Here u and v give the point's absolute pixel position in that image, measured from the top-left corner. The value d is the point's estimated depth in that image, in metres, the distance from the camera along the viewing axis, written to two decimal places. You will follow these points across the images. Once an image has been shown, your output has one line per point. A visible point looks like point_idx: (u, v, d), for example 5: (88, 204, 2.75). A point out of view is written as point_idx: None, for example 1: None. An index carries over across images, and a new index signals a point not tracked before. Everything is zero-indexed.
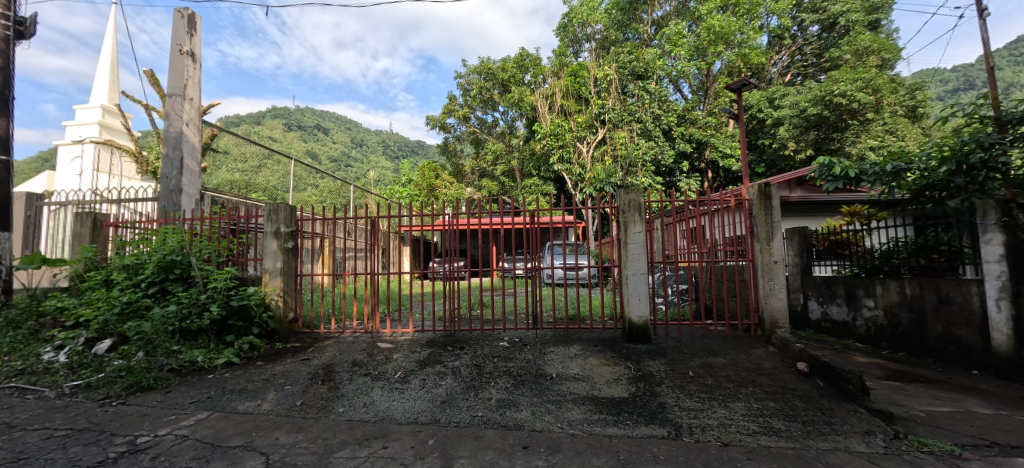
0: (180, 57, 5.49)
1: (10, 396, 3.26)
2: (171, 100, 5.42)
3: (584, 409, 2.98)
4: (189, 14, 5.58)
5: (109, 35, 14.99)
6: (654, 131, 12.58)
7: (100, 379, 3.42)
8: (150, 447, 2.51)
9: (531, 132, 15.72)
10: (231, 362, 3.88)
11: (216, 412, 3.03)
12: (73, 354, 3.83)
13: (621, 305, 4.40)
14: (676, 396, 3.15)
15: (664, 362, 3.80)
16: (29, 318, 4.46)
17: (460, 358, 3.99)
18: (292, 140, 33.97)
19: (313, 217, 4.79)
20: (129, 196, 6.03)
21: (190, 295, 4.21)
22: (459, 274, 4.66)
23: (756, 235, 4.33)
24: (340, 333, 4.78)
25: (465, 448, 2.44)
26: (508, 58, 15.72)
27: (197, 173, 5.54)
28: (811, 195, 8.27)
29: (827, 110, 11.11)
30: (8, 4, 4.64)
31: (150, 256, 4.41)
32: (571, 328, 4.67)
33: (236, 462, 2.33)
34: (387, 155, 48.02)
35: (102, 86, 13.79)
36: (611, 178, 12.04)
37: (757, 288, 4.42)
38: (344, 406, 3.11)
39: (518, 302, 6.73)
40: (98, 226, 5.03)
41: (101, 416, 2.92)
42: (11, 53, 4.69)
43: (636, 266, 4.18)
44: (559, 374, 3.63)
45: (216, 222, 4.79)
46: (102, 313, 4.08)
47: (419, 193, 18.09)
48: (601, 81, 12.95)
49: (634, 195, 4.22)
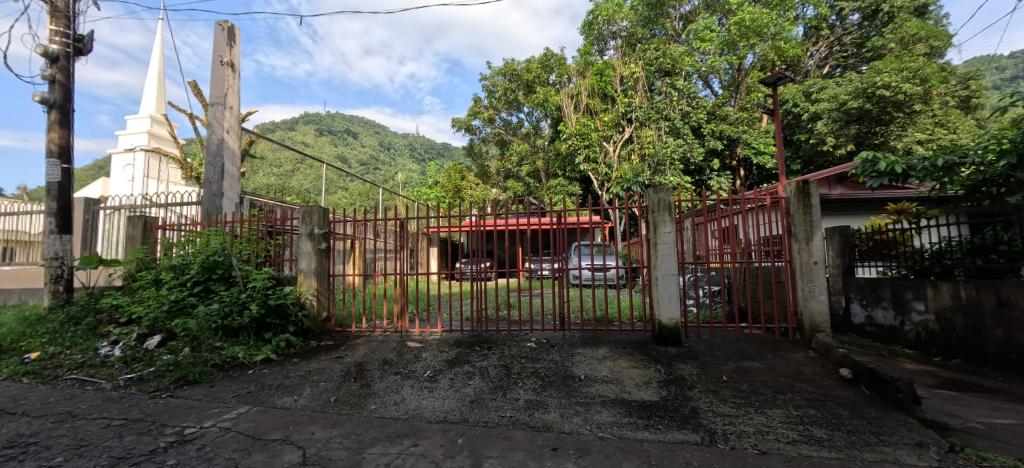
0: (220, 68, 5.76)
1: (73, 387, 3.51)
2: (213, 109, 5.70)
3: (613, 412, 2.93)
4: (229, 26, 5.87)
5: (157, 50, 15.95)
6: (683, 128, 12.30)
7: (152, 373, 3.64)
8: (196, 438, 2.65)
9: (556, 132, 15.65)
10: (269, 359, 4.04)
11: (255, 406, 3.16)
12: (126, 348, 4.08)
13: (651, 307, 4.30)
14: (709, 400, 3.05)
15: (696, 365, 3.69)
16: (88, 314, 4.79)
17: (488, 359, 4.01)
18: (323, 145, 35.13)
19: (344, 219, 4.91)
20: (175, 200, 6.38)
21: (231, 294, 4.39)
22: (487, 275, 4.64)
23: (794, 234, 4.15)
24: (371, 331, 4.90)
25: (494, 448, 2.44)
26: (532, 58, 15.72)
27: (236, 177, 5.81)
28: (852, 192, 7.88)
29: (870, 102, 10.54)
30: (68, 22, 4.99)
31: (195, 256, 4.65)
32: (599, 329, 4.61)
33: (275, 455, 2.42)
34: (412, 158, 48.95)
35: (150, 97, 14.69)
36: (639, 178, 11.85)
37: (795, 290, 4.23)
38: (376, 403, 3.18)
39: (546, 303, 6.73)
40: (148, 229, 5.34)
41: (153, 408, 3.10)
42: (71, 69, 5.06)
43: (667, 267, 4.08)
44: (587, 376, 3.59)
45: (255, 224, 5.00)
46: (152, 310, 4.32)
47: (446, 194, 18.38)
48: (628, 79, 12.74)
49: (664, 194, 4.12)
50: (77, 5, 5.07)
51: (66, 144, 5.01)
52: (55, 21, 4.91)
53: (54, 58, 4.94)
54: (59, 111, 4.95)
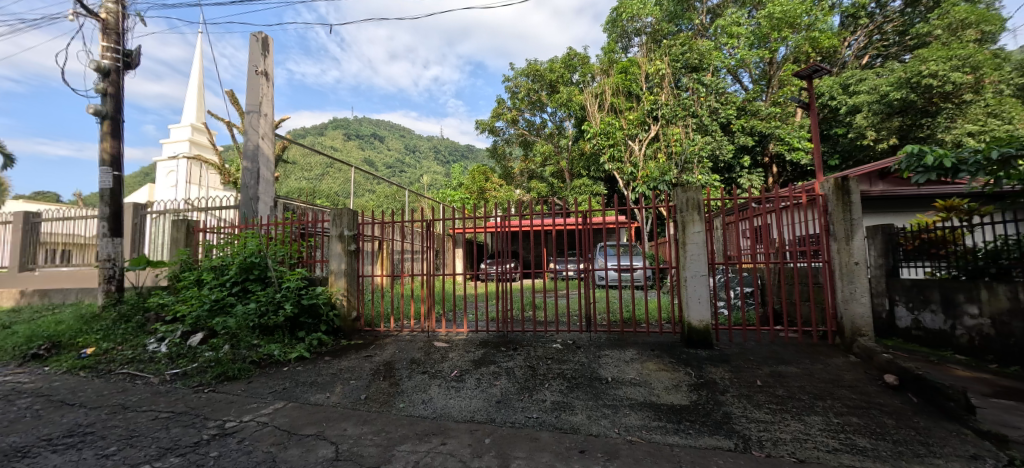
0: (256, 77, 6.02)
1: (125, 381, 3.74)
2: (249, 117, 5.96)
3: (642, 416, 2.87)
4: (263, 37, 6.12)
5: (196, 62, 16.78)
6: (712, 125, 12.02)
7: (195, 369, 3.83)
8: (237, 431, 2.77)
9: (580, 132, 15.54)
10: (303, 357, 4.18)
11: (290, 402, 3.27)
12: (172, 345, 4.30)
13: (680, 308, 4.20)
14: (743, 406, 2.94)
15: (728, 369, 3.58)
16: (137, 312, 5.08)
17: (514, 359, 4.02)
18: (351, 149, 36.12)
19: (373, 221, 5.02)
20: (215, 204, 6.68)
21: (267, 294, 4.57)
22: (512, 276, 4.65)
23: (832, 234, 3.96)
24: (399, 331, 5.00)
25: (521, 449, 2.44)
26: (556, 58, 15.69)
27: (271, 182, 6.04)
28: (896, 188, 7.45)
29: (914, 93, 9.96)
30: (118, 38, 5.33)
31: (233, 258, 4.86)
32: (626, 331, 4.54)
33: (310, 449, 2.50)
34: (437, 160, 49.60)
35: (191, 107, 15.49)
36: (666, 176, 11.61)
37: (833, 291, 4.04)
38: (404, 401, 3.23)
39: (572, 305, 6.69)
40: (190, 232, 5.62)
41: (196, 402, 3.26)
42: (121, 82, 5.39)
43: (696, 268, 3.97)
44: (614, 378, 3.54)
45: (288, 227, 5.19)
46: (195, 309, 4.54)
47: (471, 196, 18.56)
48: (653, 76, 12.53)
49: (693, 193, 4.01)
50: (126, 22, 5.40)
51: (117, 153, 5.35)
52: (107, 37, 5.25)
53: (106, 72, 5.29)
54: (111, 122, 5.29)
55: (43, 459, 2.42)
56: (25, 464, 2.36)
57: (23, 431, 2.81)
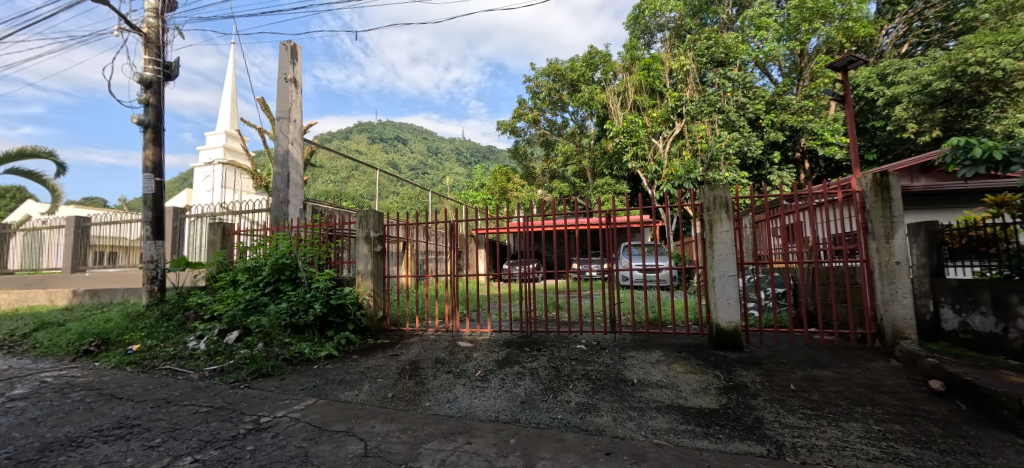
0: (285, 84, 6.23)
1: (167, 376, 3.94)
2: (279, 123, 6.18)
3: (669, 419, 2.82)
4: (292, 46, 6.33)
5: (229, 71, 17.49)
6: (739, 121, 11.69)
7: (231, 366, 4.00)
8: (271, 426, 2.87)
9: (602, 131, 15.37)
10: (332, 355, 4.30)
11: (321, 399, 3.37)
12: (210, 342, 4.51)
13: (707, 310, 4.10)
14: (776, 410, 2.85)
15: (759, 372, 3.47)
16: (178, 311, 5.35)
17: (538, 360, 4.01)
18: (375, 152, 36.90)
19: (398, 223, 5.11)
20: (248, 207, 6.95)
21: (298, 294, 4.72)
22: (534, 276, 4.64)
23: (871, 232, 3.78)
24: (423, 331, 5.06)
25: (546, 450, 2.44)
26: (577, 57, 15.59)
27: (300, 185, 6.24)
28: (940, 183, 7.04)
29: (960, 82, 9.38)
30: (159, 51, 5.62)
31: (266, 259, 5.04)
32: (651, 332, 4.47)
33: (340, 445, 2.57)
34: (458, 161, 50.06)
35: (225, 115, 16.16)
36: (691, 174, 11.34)
37: (872, 292, 3.87)
38: (429, 400, 3.28)
39: (595, 306, 6.65)
40: (226, 234, 5.87)
41: (233, 397, 3.41)
42: (162, 93, 5.68)
43: (724, 268, 3.86)
44: (640, 380, 3.49)
45: (317, 229, 5.36)
46: (230, 308, 4.74)
47: (492, 197, 18.64)
48: (677, 72, 12.29)
49: (720, 191, 3.90)
50: (166, 35, 5.69)
51: (159, 160, 5.64)
52: (148, 50, 5.54)
53: (148, 84, 5.58)
54: (153, 131, 5.58)
55: (95, 448, 2.58)
56: (80, 453, 2.52)
57: (77, 422, 3.00)
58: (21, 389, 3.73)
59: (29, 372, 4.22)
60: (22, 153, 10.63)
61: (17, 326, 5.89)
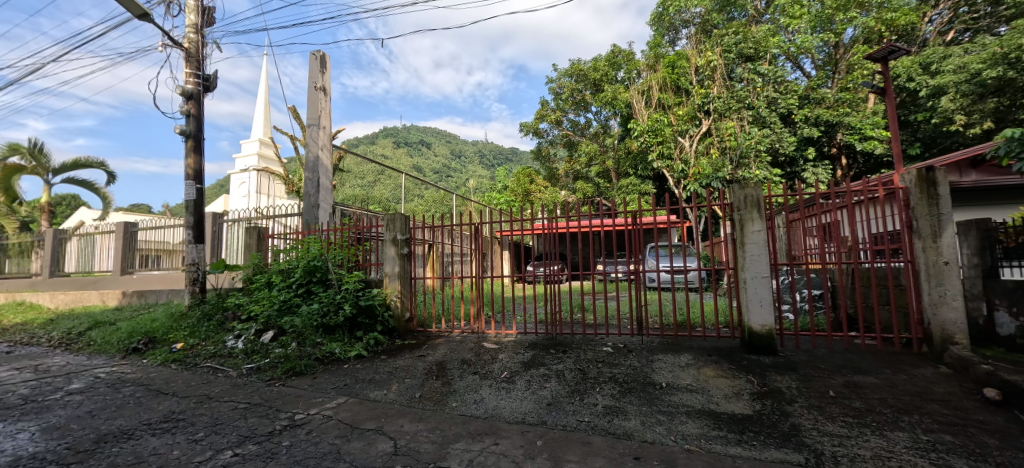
0: (315, 92, 6.44)
1: (208, 373, 4.14)
2: (310, 130, 6.39)
3: (700, 424, 2.75)
4: (321, 55, 6.55)
5: (263, 81, 18.24)
6: (770, 117, 11.29)
7: (267, 364, 4.16)
8: (305, 423, 2.97)
9: (626, 130, 15.16)
10: (361, 355, 4.41)
11: (351, 397, 3.46)
12: (247, 341, 4.71)
13: (740, 312, 3.97)
14: (814, 418, 2.73)
15: (795, 378, 3.33)
16: (217, 311, 5.60)
17: (563, 362, 3.99)
18: (401, 156, 37.63)
19: (423, 225, 5.19)
20: (281, 212, 7.22)
21: (328, 295, 4.86)
22: (558, 278, 4.62)
23: (916, 231, 3.59)
24: (449, 332, 5.14)
25: (573, 453, 2.42)
26: (599, 56, 15.45)
27: (330, 189, 6.44)
28: (991, 178, 6.59)
29: (1015, 71, 8.72)
30: (199, 64, 5.92)
31: (298, 261, 5.21)
32: (680, 335, 4.37)
33: (371, 443, 2.63)
34: (481, 163, 50.42)
35: (258, 123, 16.85)
36: (719, 172, 11.05)
37: (919, 294, 3.65)
38: (456, 401, 3.31)
39: (621, 308, 6.57)
40: (261, 238, 6.11)
41: (269, 394, 3.54)
42: (201, 104, 5.97)
43: (757, 269, 3.73)
44: (669, 384, 3.42)
45: (345, 232, 5.50)
46: (266, 309, 4.92)
47: (516, 199, 18.70)
48: (704, 68, 12.02)
49: (752, 190, 3.78)
50: (205, 49, 6.00)
51: (199, 168, 5.93)
52: (189, 64, 5.85)
53: (189, 96, 5.87)
54: (193, 140, 5.87)
55: (145, 441, 2.74)
56: (131, 444, 2.68)
57: (128, 416, 3.18)
58: (78, 383, 4.00)
59: (85, 368, 4.52)
60: (76, 163, 11.40)
61: (75, 324, 6.33)
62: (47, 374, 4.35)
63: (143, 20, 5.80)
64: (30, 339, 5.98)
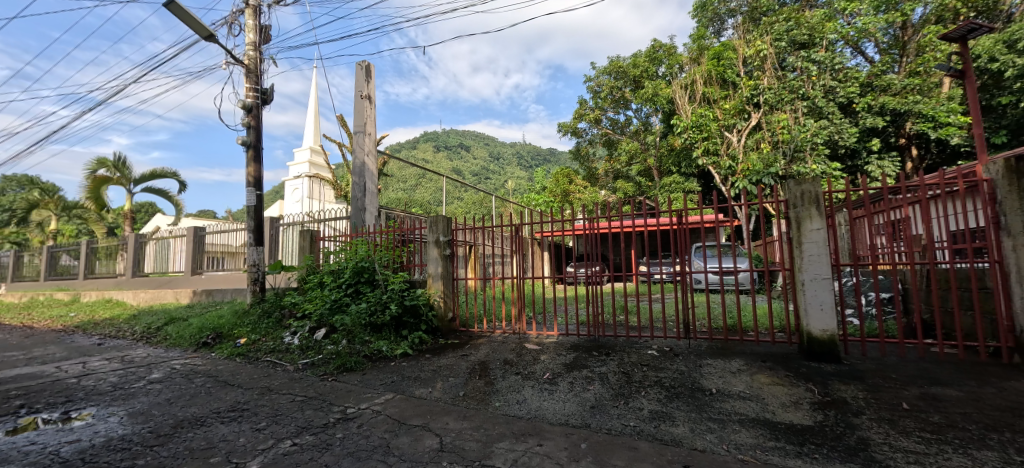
0: (361, 101, 6.72)
1: (269, 367, 4.44)
2: (356, 137, 6.70)
3: (755, 434, 2.61)
4: (366, 65, 6.84)
5: (312, 91, 19.29)
6: (828, 107, 10.55)
7: (321, 360, 4.40)
8: (356, 417, 3.11)
9: (668, 127, 14.70)
10: (407, 353, 4.55)
11: (398, 394, 3.59)
12: (303, 338, 5.00)
13: (797, 316, 3.75)
14: (884, 432, 2.52)
15: (863, 388, 3.09)
16: (275, 308, 5.98)
17: (606, 364, 3.92)
18: (441, 160, 38.54)
19: (465, 227, 5.27)
20: (331, 216, 7.61)
21: (375, 295, 5.06)
22: (599, 279, 4.51)
23: (1005, 227, 3.21)
24: (491, 333, 5.19)
25: (619, 457, 2.37)
26: (639, 52, 15.10)
27: (375, 193, 6.71)
28: None
29: None
30: (257, 79, 6.36)
31: (347, 263, 5.47)
32: (730, 340, 4.17)
33: (418, 439, 2.71)
34: (519, 165, 50.60)
35: (309, 132, 17.85)
36: (771, 168, 10.43)
37: (1008, 298, 3.27)
38: (500, 401, 3.35)
39: (666, 310, 6.39)
40: (313, 240, 6.46)
41: (323, 389, 3.74)
42: (260, 116, 6.41)
43: (816, 270, 3.50)
44: (720, 390, 3.27)
45: (390, 234, 5.71)
46: (318, 307, 5.21)
47: (555, 199, 18.58)
48: (753, 58, 11.43)
49: (809, 186, 3.55)
50: (263, 65, 6.45)
51: (259, 176, 6.38)
52: (249, 80, 6.30)
53: (249, 109, 6.32)
54: (253, 150, 6.32)
55: (215, 428, 2.98)
56: (204, 431, 2.93)
57: (200, 404, 3.48)
58: (158, 373, 4.41)
59: (163, 359, 4.98)
60: (153, 174, 12.58)
61: (154, 320, 7.01)
62: (132, 364, 4.84)
63: (210, 41, 6.32)
64: (118, 332, 6.69)
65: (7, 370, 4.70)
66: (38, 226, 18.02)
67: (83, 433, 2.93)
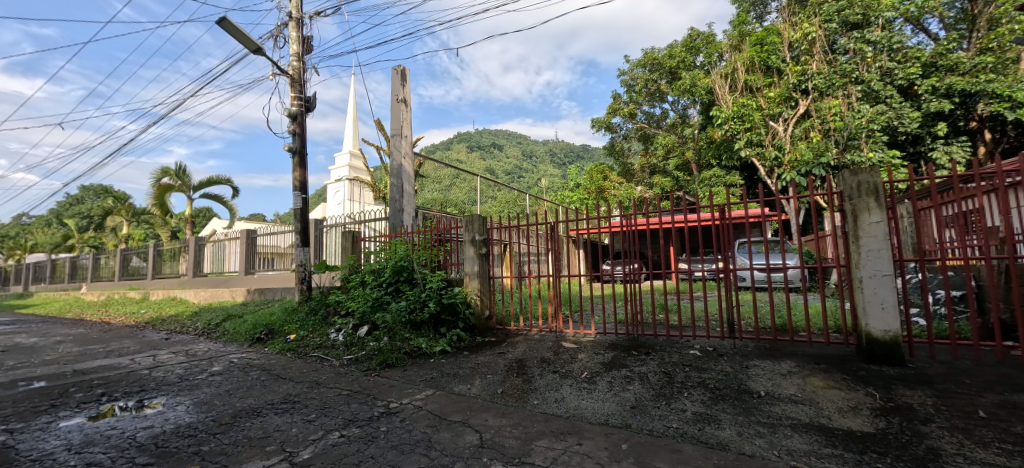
0: (398, 104, 6.91)
1: (316, 362, 4.67)
2: (393, 140, 6.91)
3: (809, 440, 2.47)
4: (402, 69, 7.03)
5: (351, 98, 20.05)
6: (885, 90, 9.83)
7: (364, 356, 4.59)
8: (398, 412, 3.21)
9: (707, 118, 14.15)
10: (445, 350, 4.66)
11: (438, 390, 3.67)
12: (347, 335, 5.23)
13: (854, 316, 3.52)
14: (958, 442, 2.31)
15: (931, 394, 2.85)
16: (321, 307, 6.29)
17: (646, 364, 3.84)
18: (474, 160, 38.95)
19: (499, 225, 5.31)
20: (371, 218, 7.90)
21: (414, 294, 5.20)
22: (638, 277, 4.46)
23: None
24: (528, 331, 5.21)
25: (661, 460, 2.32)
26: (675, 42, 14.64)
27: (412, 194, 6.87)
28: None
29: None
30: (300, 88, 6.69)
31: (387, 262, 5.66)
32: (779, 340, 3.97)
33: (459, 434, 2.77)
34: (551, 162, 50.32)
35: (348, 137, 18.57)
36: (822, 158, 9.78)
37: None
38: (538, 399, 3.36)
39: (709, 309, 6.18)
40: (355, 241, 6.73)
41: (367, 383, 3.90)
42: (304, 123, 6.73)
43: (876, 266, 3.26)
44: (768, 392, 3.12)
45: (428, 234, 5.86)
46: (361, 305, 5.41)
47: (588, 196, 18.34)
48: (800, 42, 10.79)
49: (866, 176, 3.31)
50: (306, 74, 6.78)
51: (304, 180, 6.71)
52: (294, 89, 6.65)
53: (294, 117, 6.66)
54: (299, 156, 6.66)
55: (270, 418, 3.18)
56: (260, 420, 3.13)
57: (256, 396, 3.72)
58: (218, 366, 4.75)
59: (222, 353, 5.36)
60: (210, 181, 13.53)
61: (213, 316, 7.55)
62: (195, 357, 5.24)
63: (257, 54, 6.71)
64: (182, 328, 7.25)
65: (90, 362, 5.21)
66: (112, 230, 19.83)
67: (155, 420, 3.20)
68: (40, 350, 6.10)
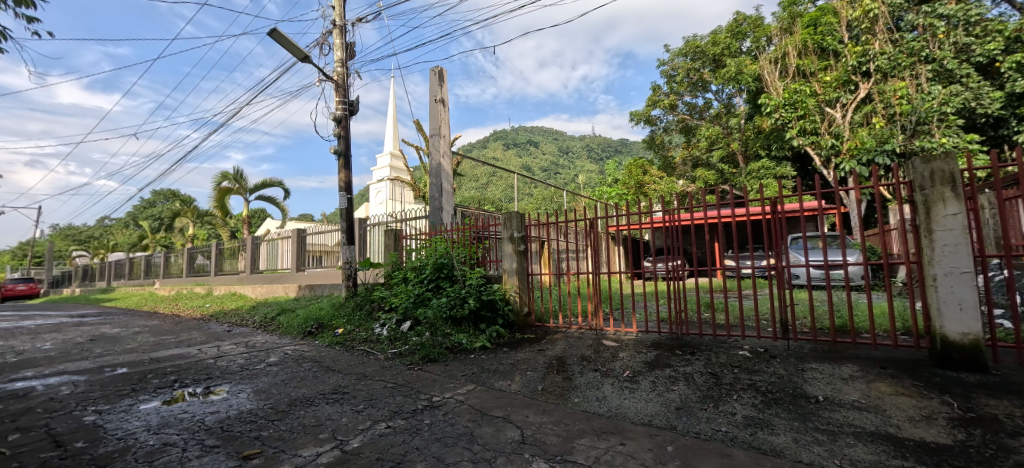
0: (436, 104, 7.05)
1: (363, 355, 4.89)
2: (432, 140, 7.06)
3: (874, 449, 2.30)
4: (440, 70, 7.16)
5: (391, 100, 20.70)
6: (961, 69, 8.92)
7: (407, 350, 4.75)
8: (441, 406, 3.30)
9: (755, 107, 13.41)
10: (485, 346, 4.73)
11: (479, 385, 3.74)
12: (391, 330, 5.43)
13: (926, 316, 3.23)
14: None
15: (1020, 404, 2.56)
16: (366, 302, 6.57)
17: (692, 364, 3.71)
18: (510, 158, 39.00)
19: (537, 222, 5.28)
20: (412, 216, 8.12)
21: (455, 290, 5.31)
22: (681, 274, 4.27)
23: None
24: (567, 328, 5.17)
25: (710, 464, 2.24)
26: (719, 28, 13.98)
27: (451, 192, 6.98)
28: None
29: None
30: (345, 92, 6.97)
31: (427, 260, 5.80)
32: (839, 343, 3.71)
33: (500, 430, 2.80)
34: (588, 158, 49.52)
35: (389, 138, 19.18)
36: (887, 144, 8.98)
37: None
38: (579, 397, 3.34)
39: (759, 308, 5.88)
40: (397, 239, 6.95)
41: (410, 377, 4.04)
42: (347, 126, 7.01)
43: (953, 262, 2.97)
44: (828, 397, 2.93)
45: (466, 231, 5.94)
46: (404, 301, 5.60)
47: (627, 191, 17.90)
48: (860, 20, 9.97)
49: (940, 164, 3.03)
50: (349, 79, 7.06)
51: (349, 181, 7.02)
52: (338, 94, 6.93)
53: (339, 120, 6.95)
54: (343, 158, 6.96)
55: (322, 407, 3.36)
56: (312, 409, 3.32)
57: (309, 386, 3.95)
58: (274, 357, 5.09)
59: (278, 345, 5.74)
60: (263, 183, 14.45)
61: (268, 311, 8.10)
62: (254, 348, 5.64)
63: (305, 62, 7.07)
64: (242, 321, 7.82)
65: (164, 351, 5.73)
66: (180, 231, 21.63)
67: (221, 405, 3.48)
68: (122, 339, 6.79)
